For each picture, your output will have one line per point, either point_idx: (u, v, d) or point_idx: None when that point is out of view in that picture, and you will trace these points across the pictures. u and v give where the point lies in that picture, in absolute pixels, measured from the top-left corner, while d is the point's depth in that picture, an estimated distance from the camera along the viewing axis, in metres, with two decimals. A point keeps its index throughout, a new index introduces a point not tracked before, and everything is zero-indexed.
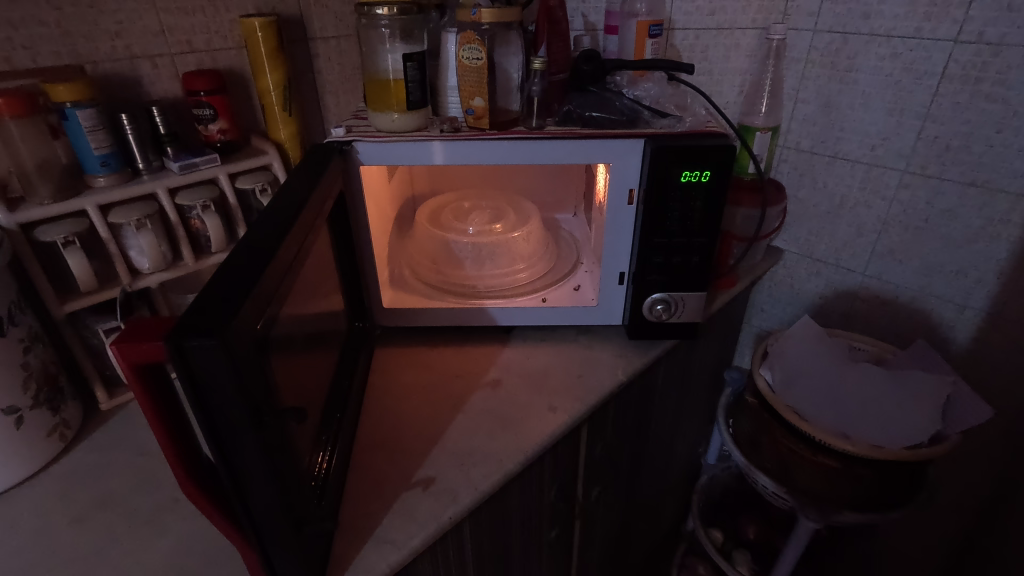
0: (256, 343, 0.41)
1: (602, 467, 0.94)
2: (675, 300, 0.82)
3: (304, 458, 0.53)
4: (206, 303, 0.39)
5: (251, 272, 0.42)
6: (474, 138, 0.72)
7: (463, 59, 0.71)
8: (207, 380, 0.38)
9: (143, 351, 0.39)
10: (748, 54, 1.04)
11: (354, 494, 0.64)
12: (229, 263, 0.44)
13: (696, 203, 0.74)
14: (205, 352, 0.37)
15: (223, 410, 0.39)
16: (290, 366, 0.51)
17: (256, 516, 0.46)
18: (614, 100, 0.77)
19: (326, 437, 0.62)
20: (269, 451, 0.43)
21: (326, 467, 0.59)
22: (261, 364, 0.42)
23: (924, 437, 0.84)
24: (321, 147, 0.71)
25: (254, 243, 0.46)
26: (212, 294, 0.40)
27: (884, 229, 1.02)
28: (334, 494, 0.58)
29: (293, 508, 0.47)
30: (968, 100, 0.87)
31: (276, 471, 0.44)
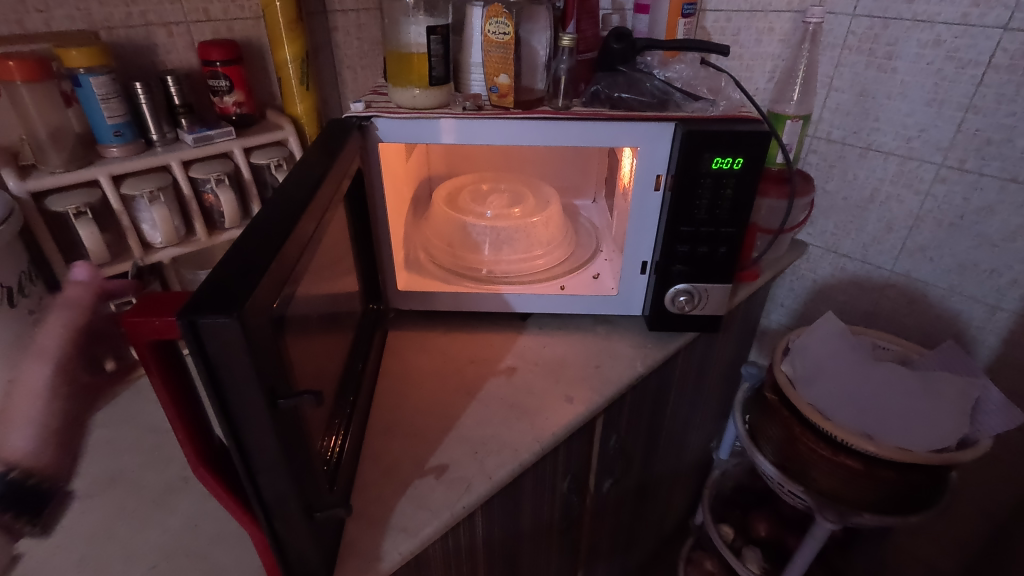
0: (272, 322, 0.39)
1: (615, 459, 0.93)
2: (699, 291, 0.79)
3: (316, 441, 0.51)
4: (221, 279, 0.37)
5: (266, 248, 0.40)
6: (498, 117, 0.69)
7: (489, 33, 0.69)
8: (222, 359, 0.36)
9: (157, 326, 0.37)
10: (781, 38, 1.01)
11: (366, 480, 0.63)
12: (243, 239, 0.42)
13: (727, 191, 0.71)
14: (220, 330, 0.35)
15: (237, 389, 0.38)
16: (305, 347, 0.49)
17: (269, 501, 0.44)
18: (644, 81, 0.74)
19: (339, 420, 0.60)
20: (282, 434, 0.41)
21: (338, 450, 0.58)
22: (276, 344, 0.40)
23: (951, 441, 0.81)
24: (338, 122, 0.68)
25: (270, 218, 0.44)
26: (227, 269, 0.38)
27: (916, 224, 0.98)
28: (345, 477, 0.57)
29: (307, 494, 0.46)
30: (1015, 91, 0.83)
31: (290, 454, 0.43)
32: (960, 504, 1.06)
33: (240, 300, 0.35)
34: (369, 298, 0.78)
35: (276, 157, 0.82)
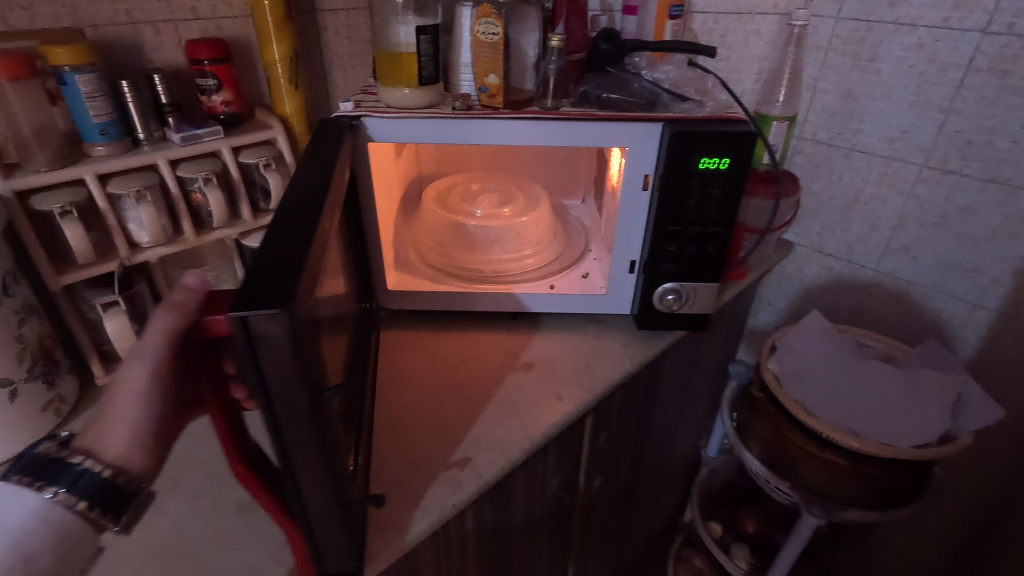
0: (309, 318, 0.40)
1: (604, 457, 0.94)
2: (687, 291, 0.80)
3: (343, 436, 0.52)
4: (261, 275, 0.38)
5: (296, 246, 0.40)
6: (488, 118, 0.70)
7: (479, 33, 0.69)
8: (268, 355, 0.36)
9: (207, 323, 0.41)
10: (768, 40, 1.02)
11: None
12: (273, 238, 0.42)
13: (715, 192, 0.72)
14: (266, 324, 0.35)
15: (281, 383, 0.38)
16: (328, 342, 0.50)
17: (304, 495, 0.45)
18: (632, 82, 0.75)
19: (355, 416, 0.61)
20: (321, 428, 0.42)
21: (356, 445, 0.59)
22: (313, 339, 0.40)
23: (933, 437, 0.83)
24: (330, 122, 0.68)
25: (289, 220, 0.44)
26: (263, 265, 0.39)
27: (900, 224, 1.00)
28: (363, 472, 0.57)
29: (341, 490, 0.47)
30: (994, 94, 0.84)
31: (327, 448, 0.43)
32: (942, 498, 1.08)
33: (284, 295, 0.36)
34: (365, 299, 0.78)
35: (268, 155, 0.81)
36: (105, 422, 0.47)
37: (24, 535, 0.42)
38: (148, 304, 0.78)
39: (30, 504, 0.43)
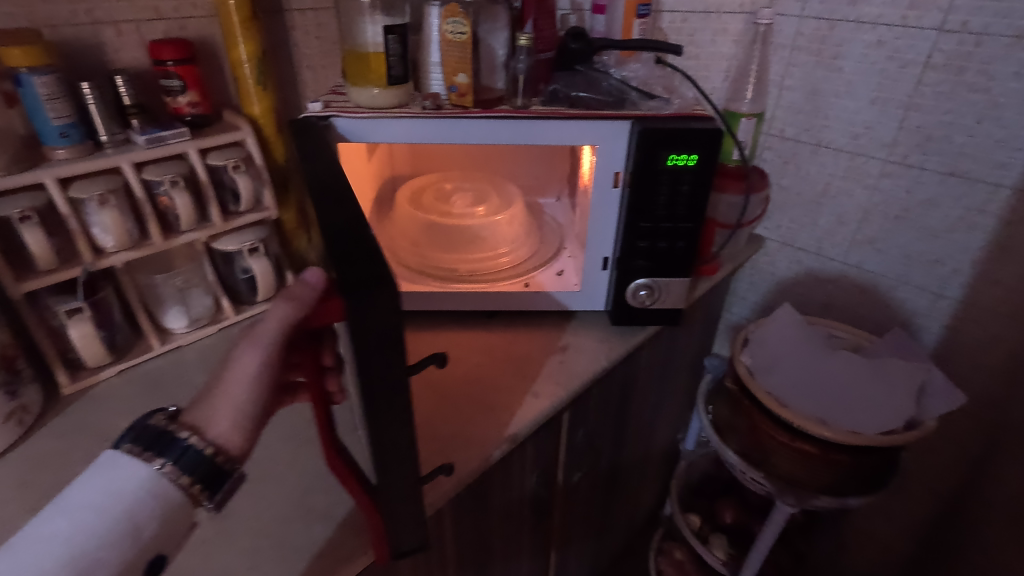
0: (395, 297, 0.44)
1: (583, 453, 0.95)
2: (659, 286, 0.81)
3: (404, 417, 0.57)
4: (352, 260, 0.42)
5: (346, 242, 0.44)
6: (458, 117, 0.70)
7: (446, 33, 0.69)
8: (374, 334, 0.41)
9: (323, 310, 0.43)
10: (735, 39, 1.04)
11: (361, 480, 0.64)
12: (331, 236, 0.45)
13: (684, 188, 0.73)
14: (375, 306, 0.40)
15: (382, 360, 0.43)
16: None
17: (390, 468, 0.49)
18: (601, 80, 0.77)
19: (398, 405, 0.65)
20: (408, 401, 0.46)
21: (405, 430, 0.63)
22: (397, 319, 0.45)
23: (899, 423, 0.85)
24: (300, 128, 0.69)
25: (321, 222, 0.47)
26: (347, 252, 0.43)
27: (865, 217, 1.02)
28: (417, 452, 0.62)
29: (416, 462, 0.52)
30: (951, 90, 0.87)
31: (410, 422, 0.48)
32: (910, 483, 1.11)
33: (381, 284, 0.40)
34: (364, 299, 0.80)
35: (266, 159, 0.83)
36: (214, 401, 0.47)
37: (134, 505, 0.42)
38: (113, 309, 0.77)
39: (138, 478, 0.43)
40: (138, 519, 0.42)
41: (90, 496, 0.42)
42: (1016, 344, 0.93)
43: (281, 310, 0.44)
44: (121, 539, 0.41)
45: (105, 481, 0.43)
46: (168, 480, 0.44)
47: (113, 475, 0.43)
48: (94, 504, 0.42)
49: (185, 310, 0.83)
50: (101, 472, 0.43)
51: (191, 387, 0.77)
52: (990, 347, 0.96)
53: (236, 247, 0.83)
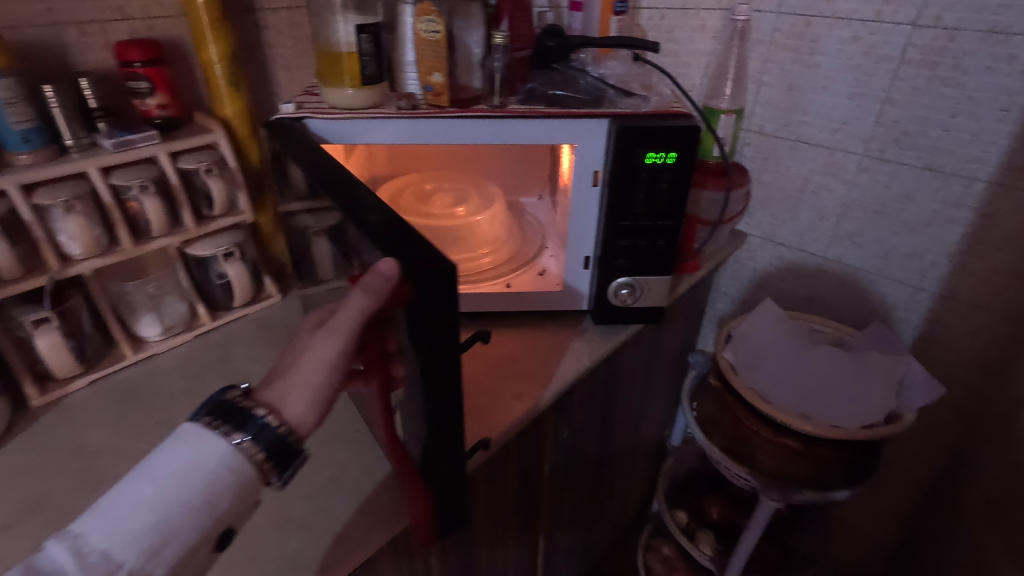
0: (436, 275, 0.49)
1: (568, 453, 0.94)
2: (640, 284, 0.81)
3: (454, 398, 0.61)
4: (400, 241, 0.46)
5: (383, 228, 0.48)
6: (434, 116, 0.69)
7: (420, 32, 0.67)
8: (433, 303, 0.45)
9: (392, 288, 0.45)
10: (713, 35, 1.04)
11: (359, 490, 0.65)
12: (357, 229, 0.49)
13: (663, 186, 0.73)
14: (425, 269, 0.45)
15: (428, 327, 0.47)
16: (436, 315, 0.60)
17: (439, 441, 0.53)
18: (578, 78, 0.76)
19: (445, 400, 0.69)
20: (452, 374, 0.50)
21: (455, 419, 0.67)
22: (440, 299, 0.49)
23: (880, 416, 0.86)
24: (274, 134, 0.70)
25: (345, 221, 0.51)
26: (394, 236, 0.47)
27: (844, 212, 1.03)
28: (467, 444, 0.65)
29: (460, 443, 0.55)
30: (925, 85, 0.88)
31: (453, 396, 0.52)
32: (893, 474, 1.12)
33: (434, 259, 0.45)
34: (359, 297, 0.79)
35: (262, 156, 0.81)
36: (290, 381, 0.47)
37: (211, 480, 0.42)
38: (83, 318, 0.75)
39: (214, 449, 0.43)
40: (212, 493, 0.42)
41: (173, 466, 0.42)
42: (993, 334, 0.94)
43: (356, 301, 0.45)
44: (195, 513, 0.41)
45: (183, 449, 0.42)
46: (242, 454, 0.43)
47: (190, 444, 0.43)
48: (174, 476, 0.41)
49: (158, 317, 0.81)
50: (180, 438, 0.43)
51: (167, 395, 0.76)
52: (968, 339, 0.97)
53: (211, 252, 0.81)
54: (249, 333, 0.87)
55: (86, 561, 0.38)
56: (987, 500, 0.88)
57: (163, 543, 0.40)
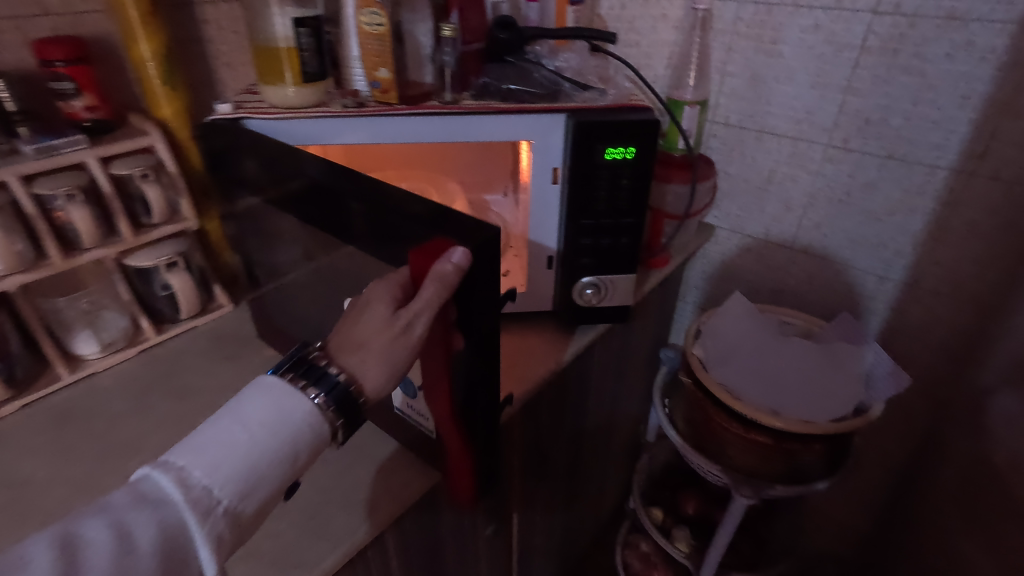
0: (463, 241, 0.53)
1: (536, 458, 0.92)
2: (605, 283, 0.79)
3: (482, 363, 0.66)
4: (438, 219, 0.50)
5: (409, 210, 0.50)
6: (383, 114, 0.66)
7: (363, 25, 0.64)
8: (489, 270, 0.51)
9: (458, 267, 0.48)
10: (675, 25, 1.02)
11: (314, 511, 0.63)
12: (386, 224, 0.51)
13: (624, 182, 0.70)
14: (477, 230, 0.49)
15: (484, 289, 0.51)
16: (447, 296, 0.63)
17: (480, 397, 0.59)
18: (533, 71, 0.73)
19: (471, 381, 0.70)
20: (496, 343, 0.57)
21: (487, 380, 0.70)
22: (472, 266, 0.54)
23: (848, 410, 0.86)
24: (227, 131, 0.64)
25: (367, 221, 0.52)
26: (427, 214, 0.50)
27: (810, 203, 1.02)
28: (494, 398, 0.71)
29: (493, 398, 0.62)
30: (886, 73, 0.87)
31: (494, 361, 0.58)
32: (864, 463, 1.13)
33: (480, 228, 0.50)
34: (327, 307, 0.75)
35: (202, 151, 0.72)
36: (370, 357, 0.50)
37: (296, 434, 0.45)
38: (10, 338, 0.70)
39: (300, 400, 0.46)
40: (293, 446, 0.45)
41: (263, 415, 0.44)
42: (957, 321, 0.94)
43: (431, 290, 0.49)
44: (281, 463, 0.44)
45: (271, 396, 0.45)
46: (320, 408, 0.47)
47: (278, 393, 0.45)
48: (264, 425, 0.44)
49: (95, 334, 0.76)
50: (266, 388, 0.46)
51: (108, 416, 0.71)
52: (932, 327, 0.98)
53: (153, 263, 0.77)
54: (197, 346, 0.82)
55: (191, 494, 0.40)
56: (953, 487, 0.89)
57: (253, 488, 0.42)
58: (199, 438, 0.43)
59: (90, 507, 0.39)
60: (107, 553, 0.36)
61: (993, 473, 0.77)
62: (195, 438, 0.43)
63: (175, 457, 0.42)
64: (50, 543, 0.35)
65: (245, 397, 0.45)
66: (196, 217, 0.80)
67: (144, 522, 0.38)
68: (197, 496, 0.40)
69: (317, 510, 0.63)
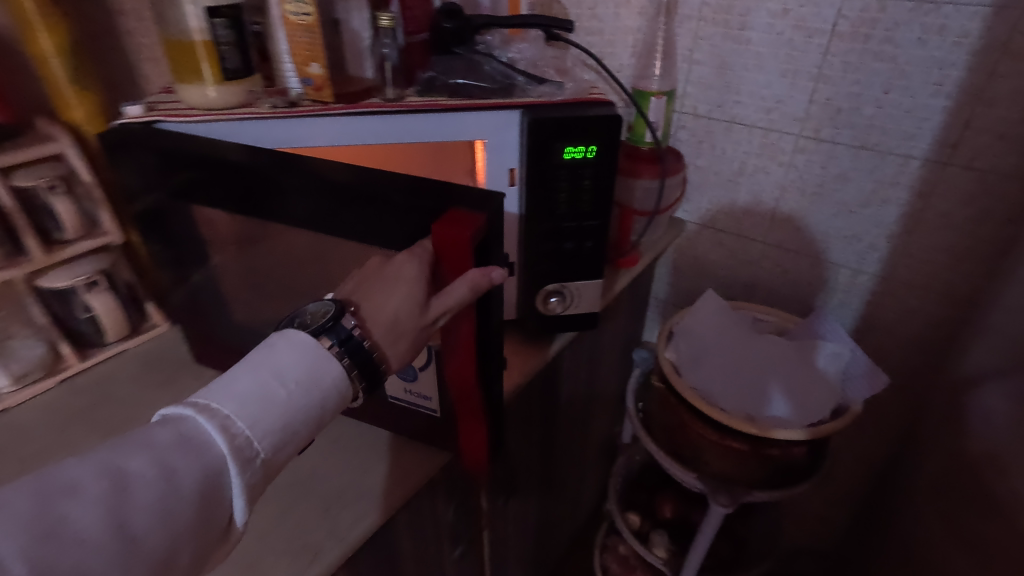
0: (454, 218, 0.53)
1: (505, 473, 0.87)
2: (570, 291, 0.74)
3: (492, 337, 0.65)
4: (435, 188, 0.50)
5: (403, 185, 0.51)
6: (314, 114, 0.60)
7: (288, 14, 0.57)
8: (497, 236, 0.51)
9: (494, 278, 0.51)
10: (639, 11, 0.97)
11: (252, 557, 0.57)
12: (367, 203, 0.51)
13: (585, 183, 0.65)
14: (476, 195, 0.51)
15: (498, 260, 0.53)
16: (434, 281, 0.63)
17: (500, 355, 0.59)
18: (483, 64, 0.68)
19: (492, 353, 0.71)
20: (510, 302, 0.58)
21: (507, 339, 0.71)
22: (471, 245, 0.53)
23: (826, 412, 0.83)
24: (173, 155, 0.57)
25: (365, 207, 0.51)
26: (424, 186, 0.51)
27: (782, 195, 0.99)
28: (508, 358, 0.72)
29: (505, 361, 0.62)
30: (858, 60, 0.83)
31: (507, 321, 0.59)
32: (842, 457, 1.11)
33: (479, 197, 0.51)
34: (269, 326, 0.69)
35: (117, 168, 0.63)
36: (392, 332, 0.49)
37: (327, 394, 0.45)
38: None
39: (330, 364, 0.45)
40: (326, 406, 0.45)
41: (298, 372, 0.44)
42: (932, 314, 0.92)
43: (461, 278, 0.50)
44: (313, 422, 0.44)
45: (307, 353, 0.45)
46: (348, 374, 0.47)
47: (313, 351, 0.45)
48: (299, 382, 0.44)
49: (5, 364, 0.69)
50: (298, 345, 0.45)
51: (19, 456, 0.64)
52: (907, 319, 0.95)
53: (69, 283, 0.69)
54: (127, 371, 0.75)
55: (232, 442, 0.40)
56: (929, 483, 0.87)
57: (286, 442, 0.43)
58: (235, 385, 0.42)
59: (131, 438, 0.38)
60: (152, 489, 0.36)
61: (971, 472, 0.75)
62: (232, 384, 0.43)
63: (215, 401, 0.41)
64: (100, 474, 0.36)
65: (280, 349, 0.45)
66: (120, 228, 0.73)
67: (188, 464, 0.38)
68: (238, 445, 0.40)
69: (255, 554, 0.58)
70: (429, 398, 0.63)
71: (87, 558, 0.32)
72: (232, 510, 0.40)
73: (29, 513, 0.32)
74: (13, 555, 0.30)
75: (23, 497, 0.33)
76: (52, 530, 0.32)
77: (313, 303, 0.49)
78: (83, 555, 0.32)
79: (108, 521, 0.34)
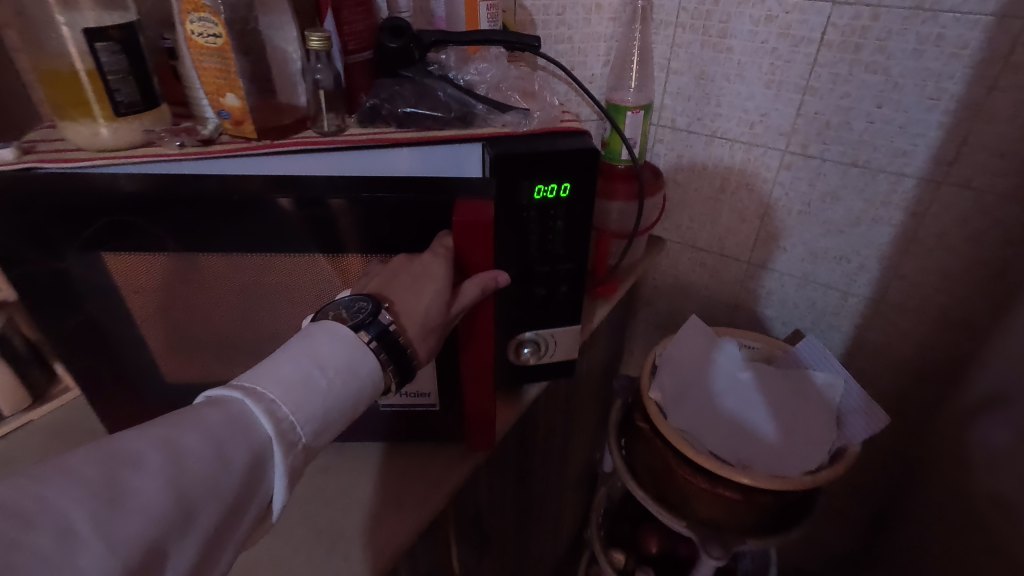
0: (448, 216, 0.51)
1: (479, 524, 0.80)
2: (544, 339, 0.66)
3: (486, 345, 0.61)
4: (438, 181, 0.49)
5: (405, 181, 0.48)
6: (232, 154, 0.50)
7: (194, 36, 0.48)
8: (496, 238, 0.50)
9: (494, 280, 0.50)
10: (611, 16, 0.87)
11: None
12: (289, 221, 0.47)
13: (557, 224, 0.57)
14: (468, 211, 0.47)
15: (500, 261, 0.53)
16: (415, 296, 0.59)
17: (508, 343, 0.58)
18: (435, 88, 0.59)
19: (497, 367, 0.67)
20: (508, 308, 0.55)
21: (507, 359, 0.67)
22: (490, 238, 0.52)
23: (821, 458, 0.77)
24: (54, 205, 0.46)
25: (350, 214, 0.47)
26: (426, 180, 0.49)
27: (767, 213, 0.92)
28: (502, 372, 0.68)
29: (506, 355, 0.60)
30: (848, 71, 0.77)
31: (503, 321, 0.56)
32: (834, 486, 1.06)
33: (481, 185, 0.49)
34: (195, 394, 0.58)
35: None
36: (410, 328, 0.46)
37: (366, 384, 0.42)
38: None
39: (367, 357, 0.42)
40: (361, 397, 0.42)
41: (338, 360, 0.41)
42: (926, 337, 0.87)
43: (474, 278, 0.49)
44: (349, 413, 0.41)
45: (346, 345, 0.41)
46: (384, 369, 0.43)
47: (354, 346, 0.42)
48: (340, 371, 0.40)
49: None
50: (335, 335, 0.41)
51: None
52: (900, 344, 0.90)
53: None
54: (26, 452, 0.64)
55: (278, 426, 0.36)
56: (930, 519, 0.82)
57: (326, 428, 0.39)
58: (276, 367, 0.38)
59: (178, 415, 0.34)
60: (208, 467, 0.33)
61: (974, 512, 0.70)
62: (273, 368, 0.39)
63: (259, 384, 0.37)
64: (157, 445, 0.32)
65: (319, 339, 0.41)
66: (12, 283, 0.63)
67: (240, 445, 0.34)
68: (284, 429, 0.37)
69: None
70: (428, 394, 0.59)
71: (152, 530, 0.29)
72: (271, 495, 0.37)
73: (93, 480, 0.29)
74: (83, 521, 0.27)
75: (82, 466, 0.29)
76: (118, 499, 0.29)
77: (347, 298, 0.45)
78: (147, 527, 0.29)
79: (171, 492, 0.31)
